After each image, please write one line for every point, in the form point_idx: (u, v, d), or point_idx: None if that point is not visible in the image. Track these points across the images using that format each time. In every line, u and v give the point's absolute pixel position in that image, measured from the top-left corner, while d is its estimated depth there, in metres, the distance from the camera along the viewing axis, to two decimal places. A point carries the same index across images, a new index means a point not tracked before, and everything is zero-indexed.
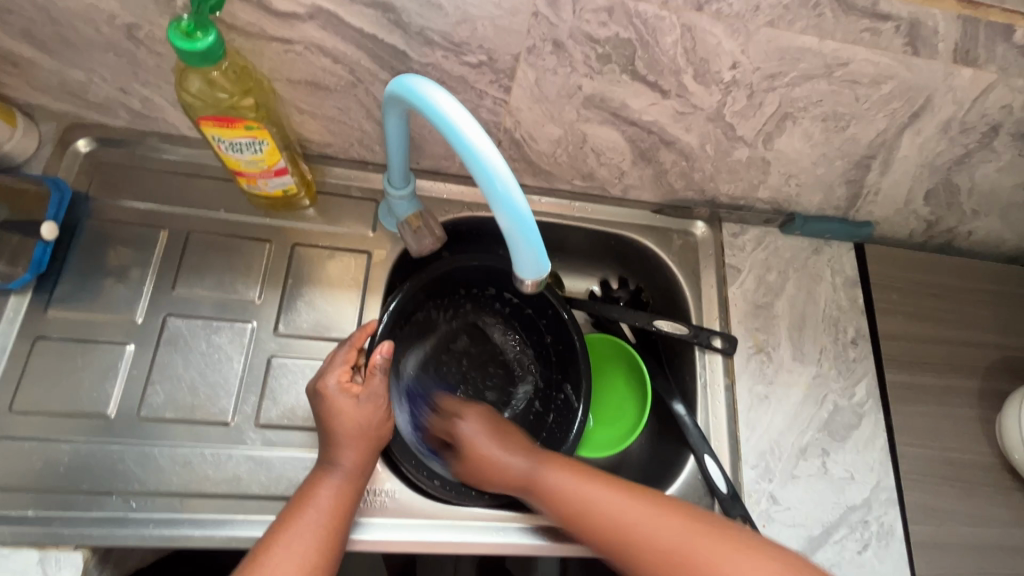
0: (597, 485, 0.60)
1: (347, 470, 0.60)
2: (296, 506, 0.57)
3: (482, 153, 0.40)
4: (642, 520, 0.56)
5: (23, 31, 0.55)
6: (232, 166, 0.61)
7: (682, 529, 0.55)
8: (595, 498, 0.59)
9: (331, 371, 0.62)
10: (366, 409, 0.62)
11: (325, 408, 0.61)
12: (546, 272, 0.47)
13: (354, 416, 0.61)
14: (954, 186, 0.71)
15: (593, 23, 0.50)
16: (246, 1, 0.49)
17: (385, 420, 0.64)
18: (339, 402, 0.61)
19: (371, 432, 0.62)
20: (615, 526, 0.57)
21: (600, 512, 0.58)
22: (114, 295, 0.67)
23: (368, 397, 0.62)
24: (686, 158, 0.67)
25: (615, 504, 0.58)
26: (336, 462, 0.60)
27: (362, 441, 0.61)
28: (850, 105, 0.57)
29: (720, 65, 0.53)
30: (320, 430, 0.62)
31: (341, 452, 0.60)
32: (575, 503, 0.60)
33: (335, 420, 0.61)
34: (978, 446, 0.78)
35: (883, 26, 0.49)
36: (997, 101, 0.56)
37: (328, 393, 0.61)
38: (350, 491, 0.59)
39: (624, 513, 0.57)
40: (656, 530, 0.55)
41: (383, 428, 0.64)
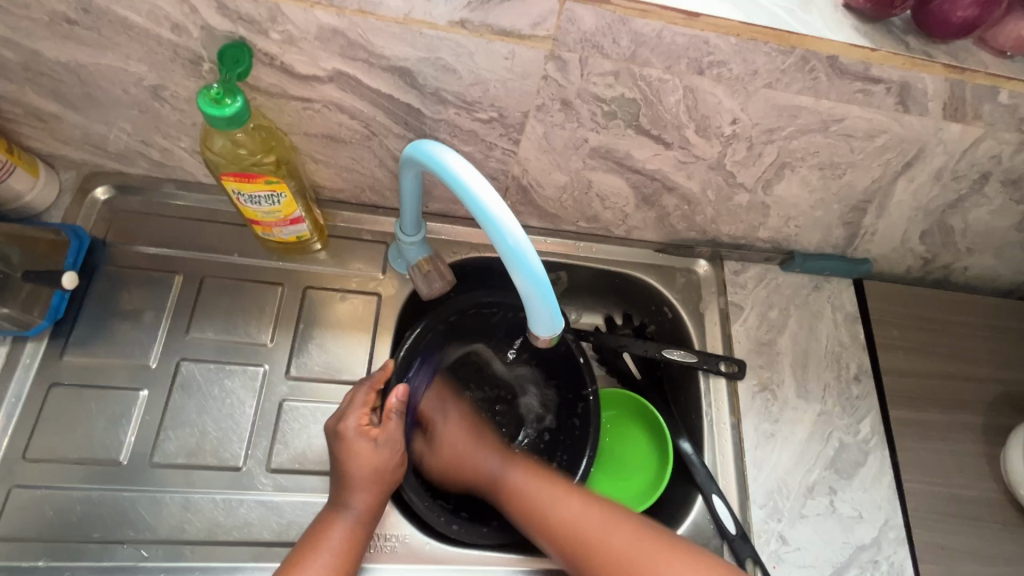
0: (552, 490, 0.66)
1: (359, 511, 0.60)
2: (310, 546, 0.57)
3: (497, 216, 0.42)
4: (599, 522, 0.63)
5: (51, 90, 0.58)
6: (249, 216, 0.63)
7: (629, 533, 0.62)
8: (564, 507, 0.64)
9: (351, 413, 0.64)
10: (380, 451, 0.63)
11: (342, 450, 0.62)
12: (560, 329, 0.49)
13: (369, 460, 0.62)
14: (948, 228, 0.73)
15: (600, 85, 0.52)
16: (270, 65, 0.52)
17: (398, 464, 0.65)
18: (354, 445, 0.62)
19: (384, 476, 0.63)
20: (568, 529, 0.63)
21: (557, 518, 0.64)
22: (129, 339, 0.68)
23: (384, 441, 0.64)
24: (688, 203, 0.69)
25: (571, 512, 0.64)
26: (349, 506, 0.60)
27: (376, 482, 0.62)
28: (846, 156, 0.59)
29: (721, 121, 0.54)
30: (333, 472, 0.63)
31: (353, 495, 0.61)
32: (531, 507, 0.66)
33: (351, 462, 0.61)
34: (984, 482, 0.79)
35: (875, 87, 0.49)
36: (987, 151, 0.57)
37: (347, 435, 0.62)
38: (360, 536, 0.60)
39: (580, 521, 0.63)
40: (603, 535, 0.63)
41: (395, 471, 0.64)
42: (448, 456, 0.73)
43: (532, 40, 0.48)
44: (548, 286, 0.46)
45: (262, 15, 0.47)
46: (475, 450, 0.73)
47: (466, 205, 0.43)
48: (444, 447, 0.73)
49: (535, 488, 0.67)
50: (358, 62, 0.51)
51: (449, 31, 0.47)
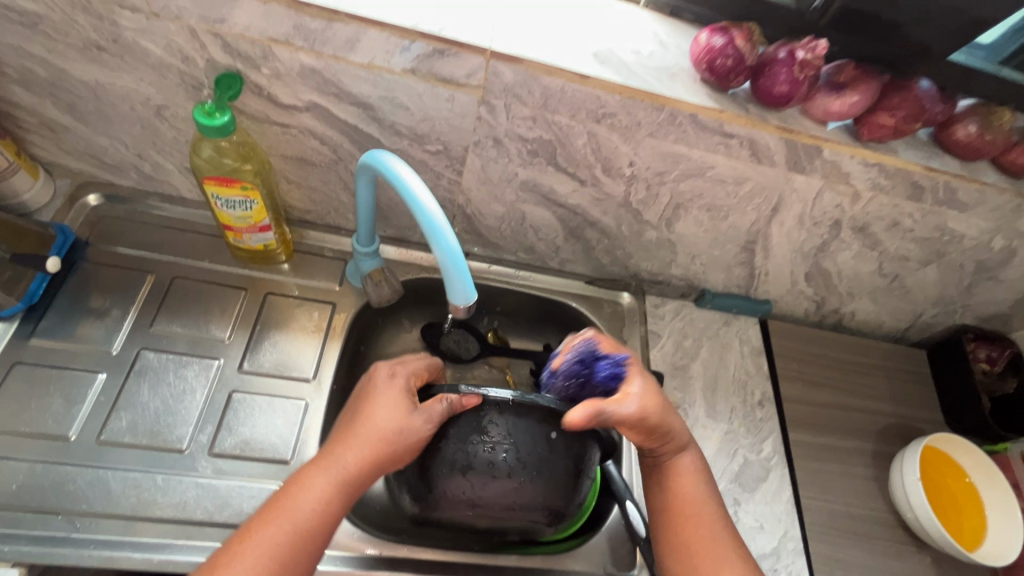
0: (702, 491, 0.66)
1: (345, 469, 0.58)
2: (300, 475, 0.59)
3: (417, 195, 0.53)
4: (708, 512, 0.65)
5: (67, 104, 0.69)
6: (223, 221, 0.73)
7: (714, 534, 0.64)
8: (696, 502, 0.65)
9: (409, 364, 0.65)
10: (405, 416, 0.59)
11: (367, 401, 0.61)
12: (473, 298, 0.55)
13: (386, 416, 0.59)
14: (825, 271, 0.87)
15: (522, 127, 0.65)
16: (257, 95, 0.64)
17: (413, 436, 0.58)
18: (388, 394, 0.61)
19: (389, 442, 0.58)
20: (690, 499, 0.65)
21: (677, 485, 0.66)
22: (94, 329, 0.73)
23: (422, 410, 0.59)
24: (608, 237, 0.82)
25: (706, 513, 0.65)
26: (338, 459, 0.59)
27: (379, 445, 0.58)
28: (724, 200, 0.73)
29: (620, 163, 0.68)
30: (351, 422, 0.61)
31: (347, 450, 0.59)
32: (682, 487, 0.66)
33: (374, 406, 0.60)
34: (876, 502, 0.86)
35: (731, 141, 0.64)
36: (831, 201, 0.72)
37: (391, 382, 0.62)
38: (333, 496, 0.58)
39: (707, 522, 0.64)
40: (701, 520, 0.64)
41: (406, 436, 0.58)
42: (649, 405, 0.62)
43: (467, 87, 0.61)
44: (463, 261, 0.54)
45: (257, 54, 0.60)
46: (674, 418, 0.65)
47: (399, 191, 0.55)
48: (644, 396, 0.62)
49: (693, 482, 0.67)
50: (330, 96, 0.63)
51: (402, 76, 0.61)
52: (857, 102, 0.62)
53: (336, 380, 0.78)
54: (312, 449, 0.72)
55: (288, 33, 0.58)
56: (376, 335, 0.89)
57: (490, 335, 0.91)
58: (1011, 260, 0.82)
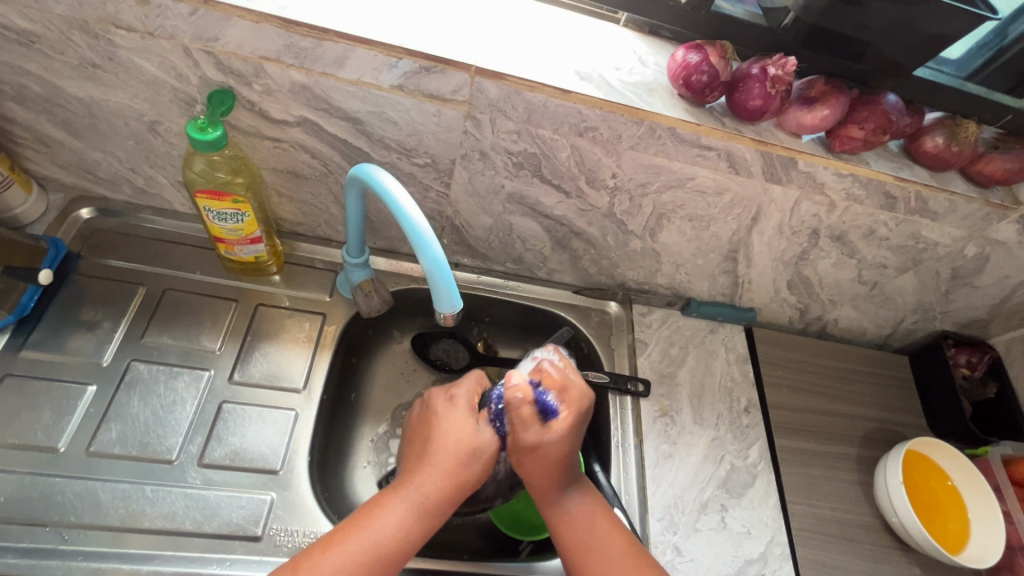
0: (598, 531, 0.65)
1: (427, 492, 0.61)
2: (380, 501, 0.60)
3: (403, 206, 0.55)
4: (609, 551, 0.63)
5: (62, 120, 0.70)
6: (214, 234, 0.74)
7: (622, 572, 0.62)
8: (597, 544, 0.64)
9: (465, 385, 0.70)
10: (477, 432, 0.65)
11: (437, 425, 0.66)
12: (459, 307, 0.57)
13: (459, 438, 0.64)
14: (806, 279, 0.89)
15: (507, 140, 0.67)
16: (249, 111, 0.66)
17: (485, 454, 0.65)
18: (456, 415, 0.66)
19: (462, 465, 0.63)
20: (584, 546, 0.64)
21: (567, 532, 0.65)
22: (85, 342, 0.74)
23: (487, 424, 0.66)
24: (594, 247, 0.84)
25: (605, 544, 0.64)
26: (415, 484, 0.62)
27: (456, 467, 0.63)
28: (705, 210, 0.75)
29: (604, 175, 0.71)
30: (422, 446, 0.65)
31: (423, 474, 0.62)
32: (578, 521, 0.65)
33: (445, 430, 0.65)
34: (862, 506, 0.87)
35: (709, 153, 0.67)
36: (809, 211, 0.74)
37: (456, 402, 0.68)
38: (414, 520, 0.60)
39: (606, 555, 0.63)
40: (601, 566, 0.62)
41: (479, 456, 0.64)
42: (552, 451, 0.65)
43: (453, 102, 0.63)
44: (449, 270, 0.56)
45: (248, 71, 0.62)
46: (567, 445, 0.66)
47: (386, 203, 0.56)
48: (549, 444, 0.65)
49: (589, 514, 0.66)
50: (320, 111, 0.65)
51: (390, 91, 0.63)
52: (828, 115, 0.64)
53: (326, 390, 0.79)
54: (302, 459, 0.73)
55: (279, 51, 0.60)
56: (367, 346, 0.90)
57: (479, 345, 0.93)
58: (985, 267, 0.85)
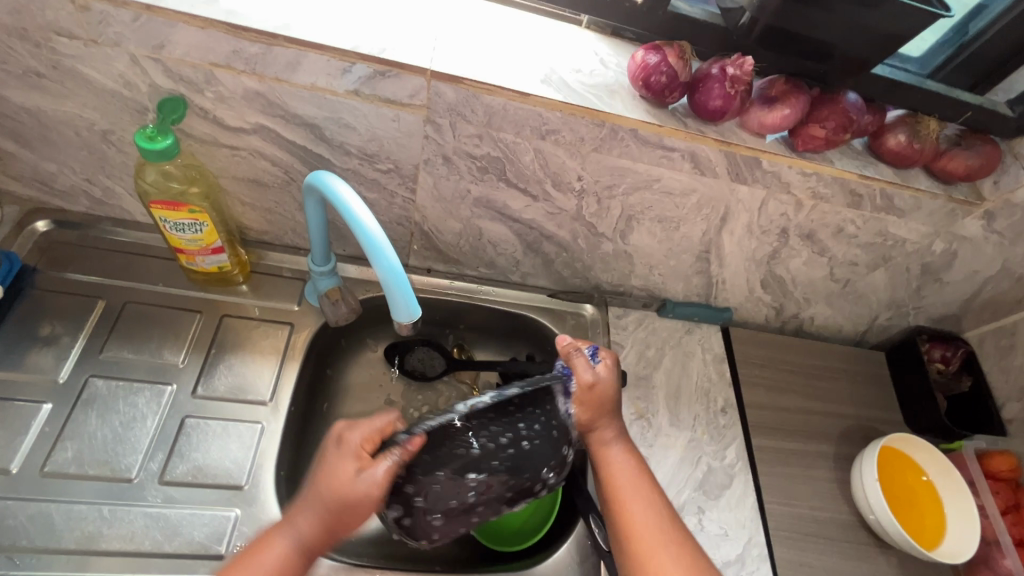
0: (638, 479, 0.67)
1: (302, 533, 0.56)
2: (266, 532, 0.58)
3: (356, 214, 0.54)
4: (648, 503, 0.65)
5: (11, 131, 0.68)
6: (174, 245, 0.72)
7: (655, 530, 0.63)
8: (636, 495, 0.65)
9: (360, 427, 0.58)
10: (353, 483, 0.54)
11: (322, 464, 0.57)
12: (417, 315, 0.56)
13: (339, 484, 0.55)
14: (779, 278, 0.88)
15: (470, 144, 0.66)
16: (204, 119, 0.65)
17: (372, 507, 0.55)
18: (340, 460, 0.56)
19: (343, 512, 0.55)
20: (625, 492, 0.66)
21: (610, 470, 0.67)
22: (39, 358, 0.72)
23: (366, 477, 0.54)
24: (565, 250, 0.83)
25: (644, 497, 0.65)
26: (293, 524, 0.57)
27: (333, 512, 0.55)
28: (673, 211, 0.75)
29: (569, 177, 0.70)
30: (307, 484, 0.57)
31: (300, 515, 0.56)
32: (614, 473, 0.67)
33: (325, 473, 0.56)
34: (840, 504, 0.87)
35: (672, 154, 0.67)
36: (777, 210, 0.75)
37: (344, 444, 0.56)
38: (296, 558, 0.56)
39: (643, 509, 0.64)
40: (641, 514, 0.64)
41: (361, 506, 0.54)
42: (601, 395, 0.67)
43: (412, 107, 0.62)
44: (406, 278, 0.55)
45: (199, 78, 0.60)
46: (608, 400, 0.67)
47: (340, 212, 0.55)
48: (599, 386, 0.66)
49: (628, 468, 0.67)
50: (277, 118, 0.64)
51: (346, 97, 0.62)
52: (789, 114, 0.65)
53: (293, 402, 0.77)
54: (268, 474, 0.71)
55: (228, 57, 0.59)
56: (337, 355, 0.88)
57: (455, 351, 0.91)
58: (954, 261, 0.85)
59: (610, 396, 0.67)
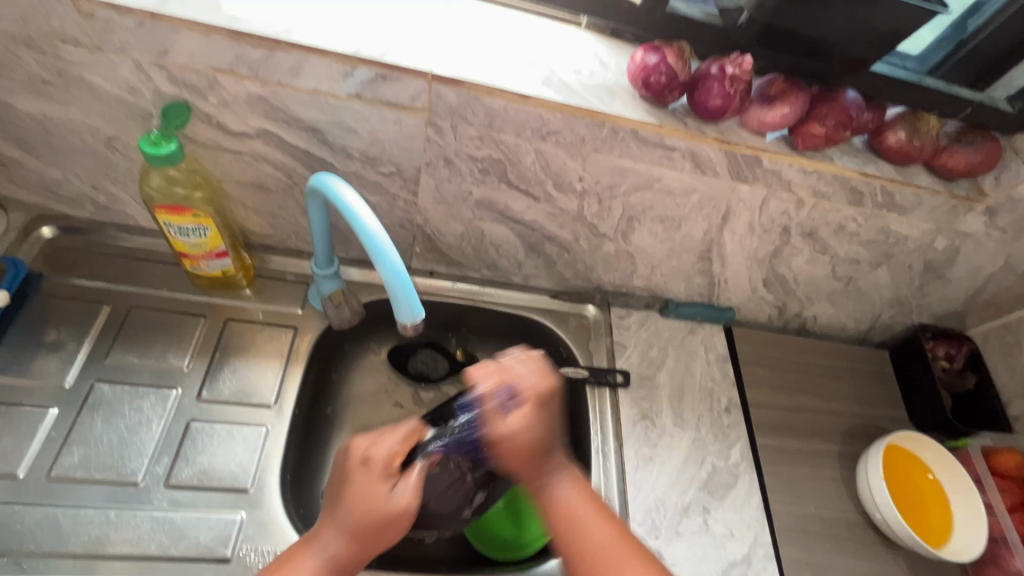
0: (592, 514, 0.61)
1: (333, 555, 0.56)
2: (289, 556, 0.57)
3: (359, 215, 0.54)
4: (604, 532, 0.60)
5: (17, 138, 0.69)
6: (178, 249, 0.72)
7: (615, 558, 0.58)
8: (586, 525, 0.60)
9: (386, 442, 0.61)
10: (390, 499, 0.57)
11: (351, 484, 0.58)
12: (421, 316, 0.56)
13: (374, 502, 0.57)
14: (781, 277, 0.88)
15: (471, 146, 0.67)
16: (207, 124, 0.65)
17: (406, 521, 0.58)
18: (370, 478, 0.58)
19: (376, 531, 0.57)
20: (580, 537, 0.59)
21: (559, 516, 0.61)
22: (45, 363, 0.72)
23: (401, 490, 0.58)
24: (567, 250, 0.83)
25: (596, 527, 0.60)
26: (322, 545, 0.57)
27: (366, 532, 0.57)
28: (674, 210, 0.75)
29: (570, 178, 0.70)
30: (335, 501, 0.58)
31: (330, 537, 0.57)
32: (562, 508, 0.61)
33: (356, 493, 0.57)
34: (845, 503, 0.86)
35: (673, 154, 0.67)
36: (778, 208, 0.75)
37: (374, 461, 0.59)
38: None
39: (600, 540, 0.59)
40: (600, 560, 0.58)
41: (397, 522, 0.57)
42: (524, 439, 0.62)
43: (413, 109, 0.63)
44: (409, 280, 0.56)
45: (202, 83, 0.61)
46: (541, 425, 0.63)
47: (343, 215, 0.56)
48: (514, 431, 0.62)
49: (574, 497, 0.62)
50: (279, 122, 0.65)
51: (348, 100, 0.62)
52: (788, 112, 0.65)
53: (298, 405, 0.78)
54: (273, 477, 0.71)
55: (231, 62, 0.59)
56: (341, 359, 0.88)
57: (458, 353, 0.92)
58: (957, 259, 0.85)
59: (539, 417, 0.63)
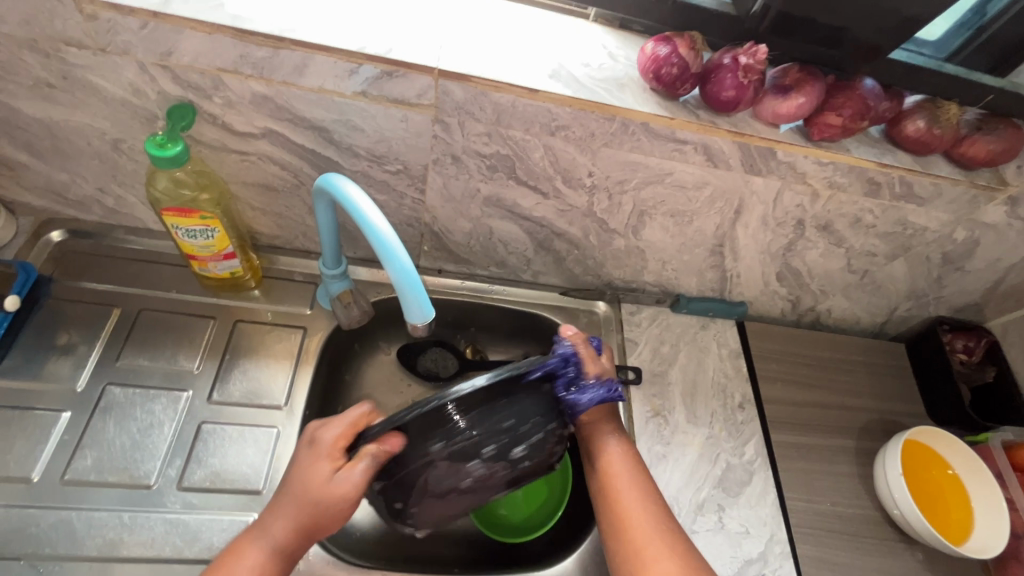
0: (637, 477, 0.67)
1: (278, 538, 0.57)
2: (242, 537, 0.58)
3: (367, 215, 0.54)
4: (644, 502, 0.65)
5: (24, 142, 0.69)
6: (186, 251, 0.72)
7: (654, 529, 0.62)
8: (633, 491, 0.66)
9: (334, 426, 0.59)
10: (331, 483, 0.56)
11: (298, 468, 0.58)
12: (431, 316, 0.56)
13: (317, 487, 0.56)
14: (795, 271, 0.87)
15: (479, 143, 0.66)
16: (213, 125, 0.65)
17: (348, 507, 0.57)
18: (313, 462, 0.57)
19: (320, 515, 0.57)
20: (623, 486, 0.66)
21: (604, 470, 0.68)
22: (57, 367, 0.72)
23: (342, 475, 0.56)
24: (577, 247, 0.82)
25: (640, 497, 0.65)
26: (269, 530, 0.57)
27: (310, 515, 0.57)
28: (686, 205, 0.74)
29: (580, 173, 0.69)
30: (282, 488, 0.59)
31: (276, 522, 0.57)
32: (610, 470, 0.68)
33: (298, 479, 0.58)
34: (863, 499, 0.85)
35: (685, 147, 0.66)
36: (792, 201, 0.73)
37: (319, 444, 0.58)
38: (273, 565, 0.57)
39: (641, 511, 0.64)
40: (634, 507, 0.64)
41: (338, 506, 0.56)
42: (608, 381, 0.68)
43: (419, 107, 0.62)
44: (419, 280, 0.55)
45: (207, 84, 0.60)
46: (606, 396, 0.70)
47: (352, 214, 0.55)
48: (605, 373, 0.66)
49: (621, 463, 0.68)
50: (285, 122, 0.64)
51: (354, 98, 0.61)
52: (805, 102, 0.64)
53: (308, 406, 0.77)
54: None
55: (235, 62, 0.59)
56: (351, 360, 0.88)
57: (467, 351, 0.91)
58: (976, 249, 0.83)
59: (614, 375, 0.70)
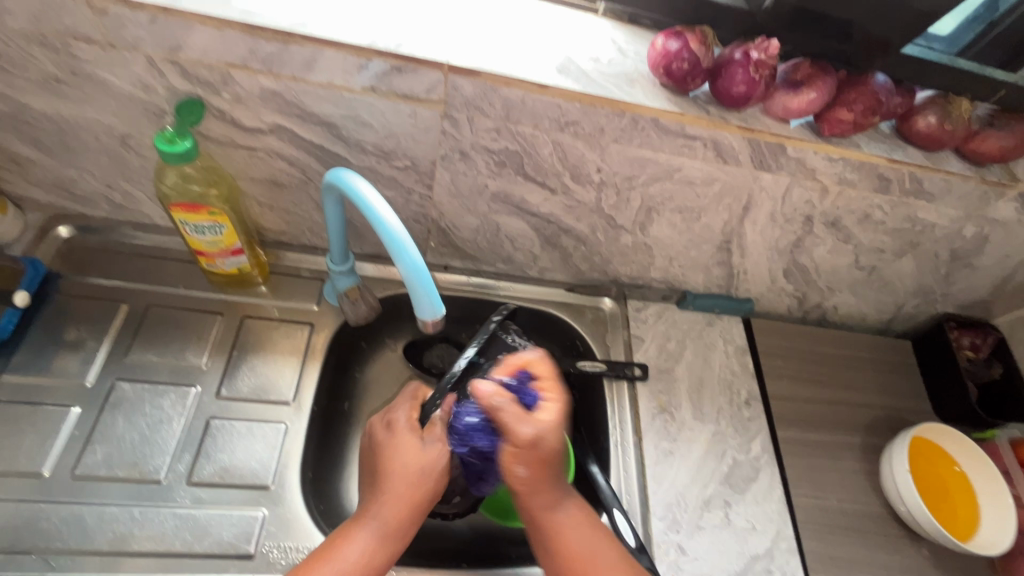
0: (595, 534, 0.61)
1: (384, 521, 0.58)
2: (340, 532, 0.58)
3: (376, 209, 0.53)
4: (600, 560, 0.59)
5: (33, 138, 0.69)
6: (194, 247, 0.72)
7: None
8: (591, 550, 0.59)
9: (402, 407, 0.66)
10: (423, 450, 0.62)
11: (385, 446, 0.62)
12: (441, 312, 0.56)
13: (413, 457, 0.61)
14: (803, 268, 0.87)
15: (487, 139, 0.66)
16: (221, 120, 0.64)
17: (443, 473, 0.63)
18: (401, 439, 0.63)
19: (422, 483, 0.61)
20: (585, 556, 0.59)
21: (564, 547, 0.59)
22: (65, 363, 0.72)
23: (431, 440, 0.63)
24: (584, 243, 0.82)
25: (599, 557, 0.59)
26: (371, 517, 0.58)
27: (412, 489, 0.60)
28: (694, 201, 0.74)
29: (588, 169, 0.69)
30: (371, 472, 0.62)
31: (377, 505, 0.59)
32: (562, 537, 0.60)
33: (393, 457, 0.61)
34: (869, 495, 0.85)
35: (694, 143, 0.65)
36: (800, 197, 0.73)
37: (399, 424, 0.64)
38: (381, 549, 0.57)
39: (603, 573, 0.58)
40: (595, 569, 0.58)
41: (433, 471, 0.62)
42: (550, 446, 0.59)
43: (428, 102, 0.62)
44: (429, 275, 0.55)
45: (216, 79, 0.60)
46: (546, 469, 0.60)
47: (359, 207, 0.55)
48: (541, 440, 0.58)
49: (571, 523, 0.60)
50: (294, 117, 0.64)
51: (363, 94, 0.61)
52: (815, 98, 0.63)
53: (315, 401, 0.78)
54: (293, 474, 0.71)
55: (244, 57, 0.58)
56: (358, 356, 0.88)
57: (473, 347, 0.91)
58: (985, 246, 0.82)
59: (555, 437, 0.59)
